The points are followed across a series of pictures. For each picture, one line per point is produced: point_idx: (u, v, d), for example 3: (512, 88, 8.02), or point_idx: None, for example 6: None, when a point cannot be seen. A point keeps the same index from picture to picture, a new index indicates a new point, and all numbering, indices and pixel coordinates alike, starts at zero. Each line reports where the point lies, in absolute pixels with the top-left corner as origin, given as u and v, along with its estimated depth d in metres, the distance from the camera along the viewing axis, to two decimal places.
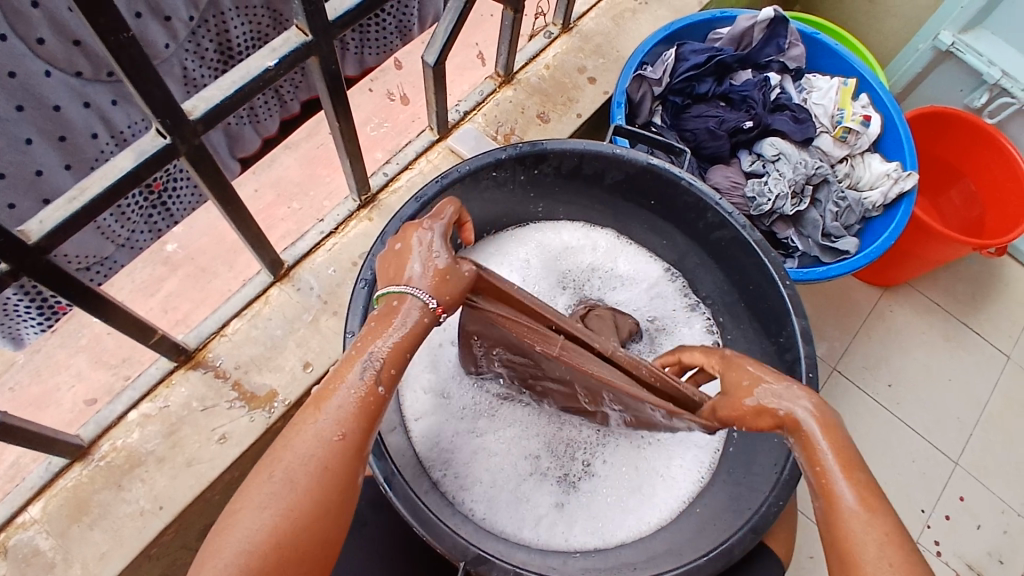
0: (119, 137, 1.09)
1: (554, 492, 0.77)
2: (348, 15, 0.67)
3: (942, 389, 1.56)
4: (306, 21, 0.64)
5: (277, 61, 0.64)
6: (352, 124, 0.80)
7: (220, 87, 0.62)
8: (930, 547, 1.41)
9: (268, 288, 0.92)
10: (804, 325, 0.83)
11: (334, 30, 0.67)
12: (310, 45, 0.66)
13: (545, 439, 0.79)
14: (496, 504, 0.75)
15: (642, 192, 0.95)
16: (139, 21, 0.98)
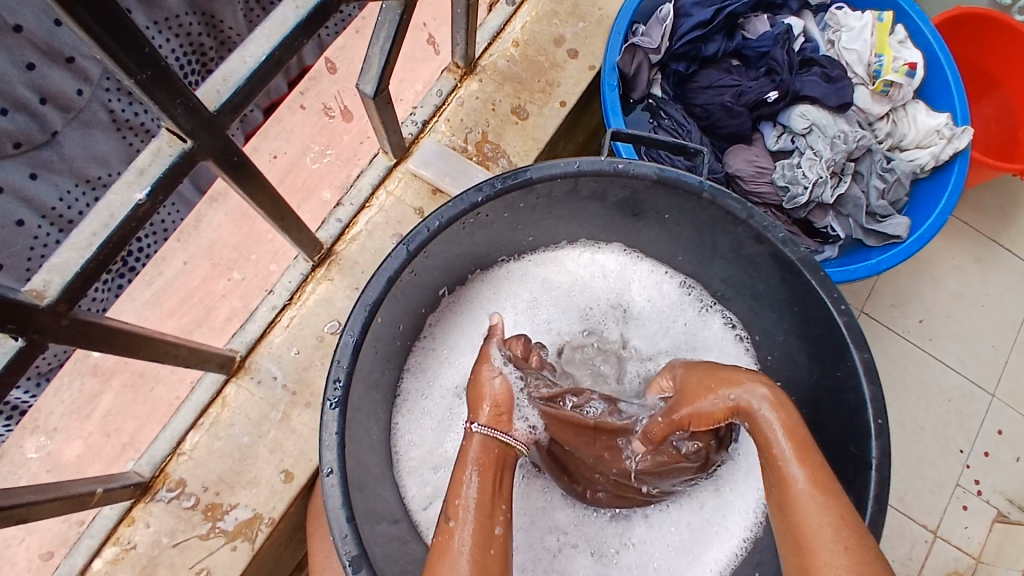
0: (51, 215, 0.97)
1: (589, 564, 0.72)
2: (237, 97, 0.50)
3: (977, 317, 1.39)
4: (173, 122, 0.47)
5: (148, 191, 0.48)
6: (275, 196, 0.61)
7: (76, 245, 0.47)
8: (970, 488, 1.30)
9: (223, 386, 0.79)
10: (867, 359, 0.65)
11: (220, 122, 0.50)
12: (194, 152, 0.50)
13: (577, 515, 0.72)
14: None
15: (651, 206, 0.73)
16: (32, 74, 0.85)
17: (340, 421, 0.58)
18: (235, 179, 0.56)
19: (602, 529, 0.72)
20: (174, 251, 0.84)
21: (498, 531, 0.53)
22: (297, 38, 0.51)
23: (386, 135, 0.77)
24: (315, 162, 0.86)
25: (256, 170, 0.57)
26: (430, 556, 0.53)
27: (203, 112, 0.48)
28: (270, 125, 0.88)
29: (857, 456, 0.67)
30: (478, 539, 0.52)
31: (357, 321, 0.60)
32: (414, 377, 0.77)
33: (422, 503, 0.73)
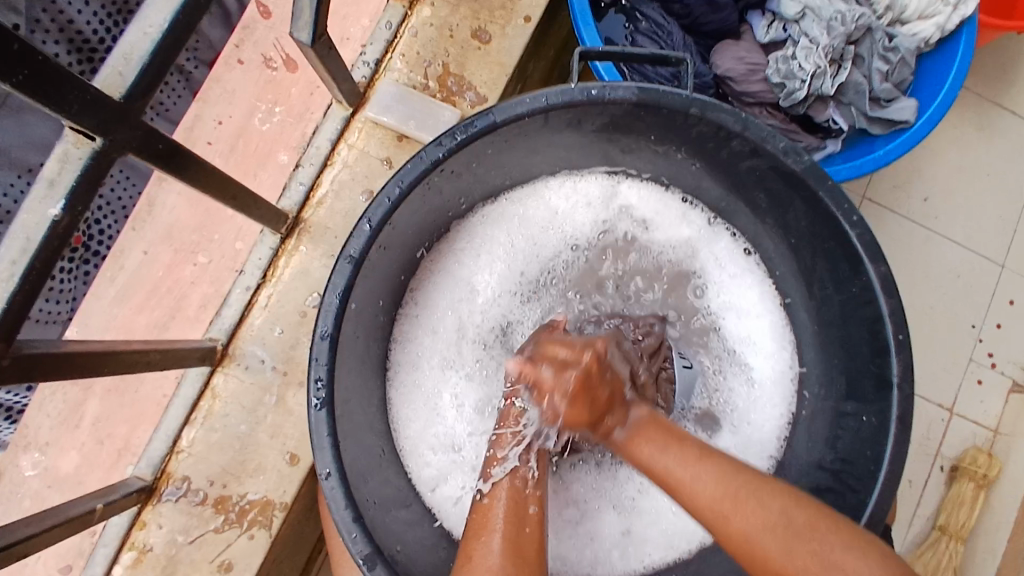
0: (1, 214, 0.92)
1: (617, 517, 0.72)
2: (146, 74, 0.44)
3: (983, 189, 1.33)
4: (76, 122, 0.42)
5: (65, 203, 0.42)
6: (219, 176, 0.56)
7: None
8: (983, 362, 1.28)
9: (210, 378, 0.75)
10: (883, 272, 0.61)
11: (133, 112, 0.44)
12: (108, 149, 0.44)
13: (595, 468, 0.73)
14: (569, 555, 0.71)
15: (635, 129, 0.68)
16: None
17: (329, 421, 0.59)
18: (168, 167, 0.50)
19: (617, 477, 0.73)
20: (131, 242, 0.78)
21: (533, 510, 0.56)
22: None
23: (335, 83, 0.70)
24: (264, 123, 0.78)
25: (189, 154, 0.51)
26: (469, 528, 0.56)
27: (109, 102, 0.42)
28: (208, 87, 0.79)
29: (877, 370, 0.64)
30: (511, 521, 0.54)
31: (330, 313, 0.59)
32: (402, 347, 0.75)
33: (432, 472, 0.73)
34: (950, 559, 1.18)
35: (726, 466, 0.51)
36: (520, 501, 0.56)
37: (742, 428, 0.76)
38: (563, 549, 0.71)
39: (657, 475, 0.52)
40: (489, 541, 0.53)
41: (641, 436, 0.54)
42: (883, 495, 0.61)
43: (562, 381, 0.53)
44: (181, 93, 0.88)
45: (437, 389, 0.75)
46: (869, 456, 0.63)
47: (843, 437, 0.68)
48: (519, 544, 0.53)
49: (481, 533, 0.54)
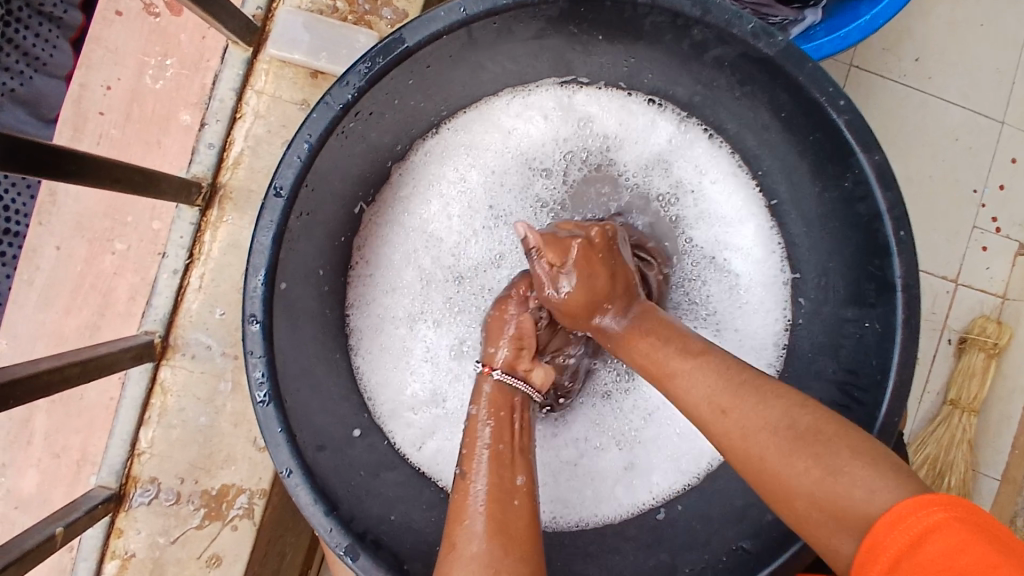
0: None
1: (619, 453, 0.67)
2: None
3: (976, 39, 1.22)
4: None
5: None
6: (98, 168, 0.51)
7: None
8: (987, 227, 1.21)
9: (157, 373, 0.68)
10: (878, 158, 0.54)
11: None
12: None
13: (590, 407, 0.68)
14: (570, 497, 0.66)
15: (579, 28, 0.59)
16: None
17: (280, 415, 0.53)
18: (22, 167, 0.45)
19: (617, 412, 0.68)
20: (41, 238, 0.70)
21: (519, 480, 0.51)
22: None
23: (220, 22, 0.59)
24: (157, 81, 0.68)
25: (47, 151, 0.46)
26: (451, 505, 0.50)
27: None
28: (88, 49, 0.69)
29: (878, 267, 0.58)
30: (495, 491, 0.49)
31: (257, 298, 0.52)
32: (359, 310, 0.67)
33: (413, 437, 0.66)
34: (965, 431, 1.16)
35: (720, 368, 0.45)
36: (502, 459, 0.52)
37: (740, 334, 0.69)
38: (560, 492, 0.66)
39: (649, 371, 0.49)
40: (472, 520, 0.48)
41: (638, 329, 0.52)
42: (894, 405, 0.56)
43: (563, 255, 0.52)
44: (57, 42, 0.84)
45: (404, 350, 0.67)
46: (875, 361, 0.58)
47: (845, 346, 0.63)
48: (505, 520, 0.47)
49: (462, 507, 0.49)
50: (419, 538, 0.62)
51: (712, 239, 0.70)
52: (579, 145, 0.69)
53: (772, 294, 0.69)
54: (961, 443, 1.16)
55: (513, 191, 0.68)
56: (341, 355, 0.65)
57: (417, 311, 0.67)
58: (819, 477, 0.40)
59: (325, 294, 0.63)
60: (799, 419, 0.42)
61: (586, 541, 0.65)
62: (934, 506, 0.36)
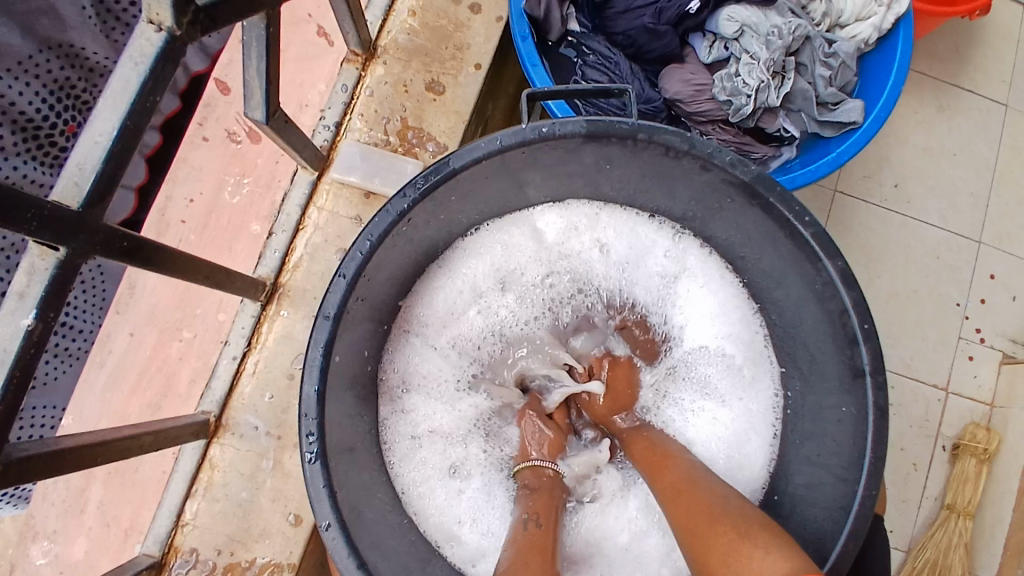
0: None
1: (660, 535, 0.75)
2: (100, 185, 0.47)
3: (949, 167, 1.36)
4: (43, 237, 0.45)
5: (35, 313, 0.45)
6: (188, 260, 0.59)
7: None
8: (972, 338, 1.32)
9: (207, 450, 0.75)
10: (843, 268, 0.64)
11: (92, 218, 0.48)
12: (71, 257, 0.47)
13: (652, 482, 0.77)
14: None
15: (594, 159, 0.71)
16: None
17: (323, 473, 0.60)
18: (130, 261, 0.53)
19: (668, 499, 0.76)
20: (116, 325, 0.80)
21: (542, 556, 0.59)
22: (147, 96, 0.47)
23: (297, 152, 0.71)
24: (234, 196, 0.80)
25: (152, 242, 0.54)
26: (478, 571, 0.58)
27: (65, 214, 0.45)
28: (176, 167, 0.82)
29: (851, 363, 0.67)
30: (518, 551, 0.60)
31: (314, 370, 0.61)
32: (396, 394, 0.78)
33: (462, 552, 0.75)
34: (962, 535, 1.20)
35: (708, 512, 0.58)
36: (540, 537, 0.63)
37: (724, 422, 0.81)
38: (613, 568, 0.75)
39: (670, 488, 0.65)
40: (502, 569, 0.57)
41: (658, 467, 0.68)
42: (871, 483, 0.63)
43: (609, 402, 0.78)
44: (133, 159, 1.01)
45: (445, 448, 0.79)
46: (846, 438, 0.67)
47: (829, 433, 0.71)
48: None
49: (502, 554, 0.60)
50: None
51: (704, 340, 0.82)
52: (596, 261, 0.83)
53: (760, 387, 0.80)
54: (959, 547, 1.20)
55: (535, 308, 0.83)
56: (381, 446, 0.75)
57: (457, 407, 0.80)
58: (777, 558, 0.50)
59: (369, 372, 0.73)
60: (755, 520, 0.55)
61: None
62: None
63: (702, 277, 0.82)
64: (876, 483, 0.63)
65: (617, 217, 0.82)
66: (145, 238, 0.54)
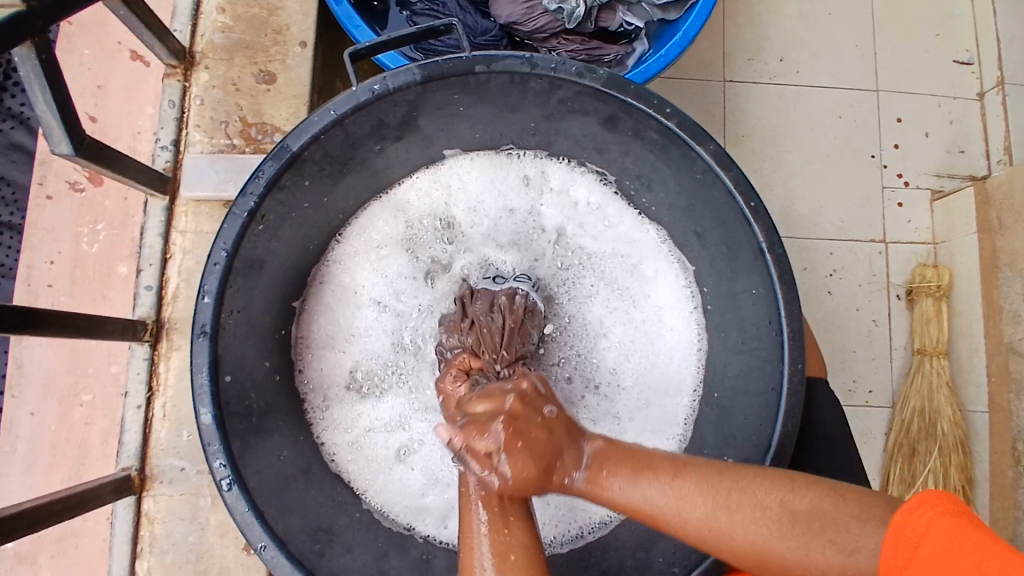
0: None
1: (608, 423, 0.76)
2: None
3: (828, 27, 1.34)
4: None
5: None
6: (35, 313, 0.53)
7: None
8: (896, 185, 1.31)
9: (140, 506, 0.72)
10: (714, 148, 0.63)
11: None
12: None
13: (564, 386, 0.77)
14: (582, 499, 0.71)
15: (441, 107, 0.68)
16: None
17: (245, 497, 0.59)
18: None
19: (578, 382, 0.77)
20: (16, 408, 0.77)
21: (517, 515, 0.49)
22: None
23: (132, 179, 0.68)
24: (93, 245, 0.78)
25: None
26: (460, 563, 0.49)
27: None
28: (29, 234, 0.79)
29: (746, 237, 0.65)
30: (496, 546, 0.47)
31: (204, 395, 0.59)
32: (317, 413, 0.74)
33: (435, 520, 0.72)
34: (939, 374, 1.20)
35: (707, 470, 0.46)
36: (499, 498, 0.49)
37: (649, 316, 0.78)
38: (574, 500, 0.71)
39: (629, 508, 0.46)
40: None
41: (602, 469, 0.47)
42: (794, 354, 0.62)
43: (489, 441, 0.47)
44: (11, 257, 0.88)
45: (394, 437, 0.74)
46: (756, 306, 0.67)
47: (747, 311, 0.69)
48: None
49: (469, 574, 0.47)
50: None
51: (610, 244, 0.79)
52: (472, 212, 0.79)
53: (675, 279, 0.77)
54: (941, 387, 1.19)
55: (437, 267, 0.78)
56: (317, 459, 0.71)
57: (383, 404, 0.75)
58: (830, 544, 0.44)
59: (276, 382, 0.70)
60: (757, 473, 0.46)
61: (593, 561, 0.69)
62: (931, 506, 0.44)
63: (584, 189, 0.79)
64: (800, 356, 0.62)
65: (477, 164, 0.78)
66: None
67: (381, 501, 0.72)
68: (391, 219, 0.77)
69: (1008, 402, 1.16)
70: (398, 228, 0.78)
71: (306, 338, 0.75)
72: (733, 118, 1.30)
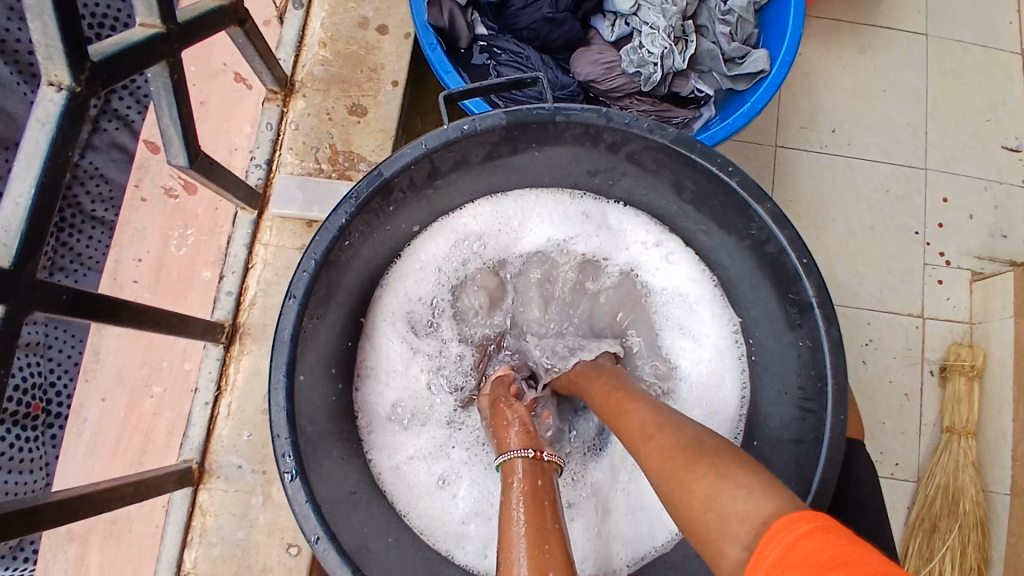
0: None
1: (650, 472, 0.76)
2: (29, 242, 0.45)
3: (883, 103, 1.38)
4: None
5: None
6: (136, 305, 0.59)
7: None
8: (937, 262, 1.33)
9: (195, 498, 0.76)
10: (771, 209, 0.66)
11: (28, 271, 0.46)
12: (13, 314, 0.46)
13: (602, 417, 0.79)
14: (626, 534, 0.75)
15: (519, 150, 0.73)
16: None
17: (304, 489, 0.63)
18: (76, 314, 0.52)
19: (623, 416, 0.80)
20: (88, 394, 0.86)
21: (555, 526, 0.53)
22: (60, 150, 0.47)
23: (230, 193, 0.74)
24: (181, 248, 0.89)
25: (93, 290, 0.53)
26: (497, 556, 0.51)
27: None
28: (121, 233, 0.90)
29: (798, 301, 0.69)
30: (532, 536, 0.50)
31: (279, 391, 0.63)
32: (369, 431, 0.78)
33: (474, 550, 0.76)
34: (967, 454, 1.20)
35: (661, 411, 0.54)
36: (539, 497, 0.56)
37: (691, 362, 0.83)
38: (620, 532, 0.75)
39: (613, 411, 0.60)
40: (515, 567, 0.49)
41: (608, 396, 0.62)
42: (838, 409, 0.65)
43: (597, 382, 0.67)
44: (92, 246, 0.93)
45: (438, 461, 0.79)
46: (801, 366, 0.70)
47: (792, 370, 0.72)
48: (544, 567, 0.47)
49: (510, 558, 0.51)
50: None
51: (653, 293, 0.85)
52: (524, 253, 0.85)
53: (711, 329, 0.82)
54: (966, 466, 1.19)
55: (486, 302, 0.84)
56: (368, 473, 0.76)
57: (430, 428, 0.80)
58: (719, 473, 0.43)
59: (339, 391, 0.75)
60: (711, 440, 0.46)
61: None
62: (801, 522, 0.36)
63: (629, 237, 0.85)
64: (843, 410, 0.65)
65: (530, 208, 0.84)
66: (91, 292, 0.54)
67: (426, 520, 0.77)
68: (450, 251, 0.83)
69: None
70: (455, 262, 0.83)
71: (360, 358, 0.80)
72: (781, 182, 1.34)
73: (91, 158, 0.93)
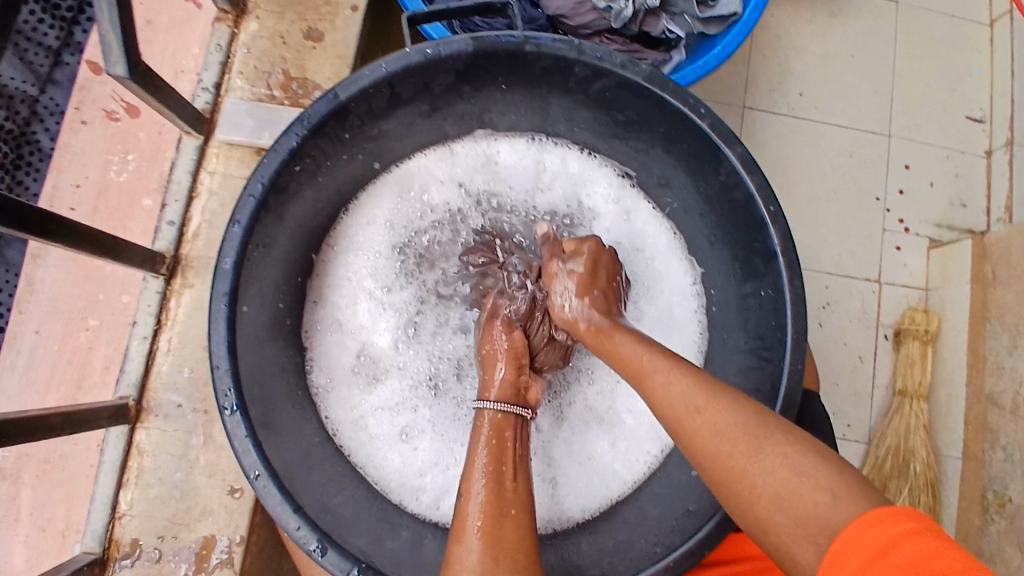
0: None
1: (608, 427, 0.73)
2: None
3: (852, 68, 1.38)
4: None
5: None
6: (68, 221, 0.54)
7: None
8: (897, 229, 1.34)
9: (132, 437, 0.72)
10: (742, 152, 0.65)
11: None
12: None
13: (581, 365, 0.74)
14: (582, 485, 0.71)
15: (484, 82, 0.70)
16: None
17: (246, 423, 0.59)
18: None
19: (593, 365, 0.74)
20: (21, 324, 0.85)
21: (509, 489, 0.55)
22: None
23: (172, 113, 0.69)
24: (120, 174, 0.86)
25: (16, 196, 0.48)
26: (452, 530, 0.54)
27: None
28: (59, 156, 0.89)
29: (763, 249, 0.68)
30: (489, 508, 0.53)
31: (222, 319, 0.59)
32: (320, 381, 0.73)
33: (429, 501, 0.71)
34: (917, 417, 1.23)
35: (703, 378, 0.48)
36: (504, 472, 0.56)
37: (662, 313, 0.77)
38: (576, 482, 0.71)
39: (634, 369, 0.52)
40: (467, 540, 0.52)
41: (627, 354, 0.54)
42: (797, 353, 0.64)
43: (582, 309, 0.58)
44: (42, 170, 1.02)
45: (395, 412, 0.73)
46: (763, 313, 0.69)
47: (752, 319, 0.71)
48: (499, 538, 0.51)
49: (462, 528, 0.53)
50: (400, 561, 0.67)
51: (625, 237, 0.79)
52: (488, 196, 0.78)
53: (677, 276, 0.78)
54: (916, 429, 1.22)
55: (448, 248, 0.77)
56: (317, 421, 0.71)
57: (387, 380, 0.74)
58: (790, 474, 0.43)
59: (288, 328, 0.71)
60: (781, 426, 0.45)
61: (580, 542, 0.69)
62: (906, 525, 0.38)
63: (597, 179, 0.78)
64: (802, 362, 0.64)
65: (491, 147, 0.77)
66: (14, 199, 0.49)
67: (382, 473, 0.72)
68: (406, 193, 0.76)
69: (980, 450, 1.19)
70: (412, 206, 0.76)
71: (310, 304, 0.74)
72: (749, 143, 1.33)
73: (50, 92, 1.03)
